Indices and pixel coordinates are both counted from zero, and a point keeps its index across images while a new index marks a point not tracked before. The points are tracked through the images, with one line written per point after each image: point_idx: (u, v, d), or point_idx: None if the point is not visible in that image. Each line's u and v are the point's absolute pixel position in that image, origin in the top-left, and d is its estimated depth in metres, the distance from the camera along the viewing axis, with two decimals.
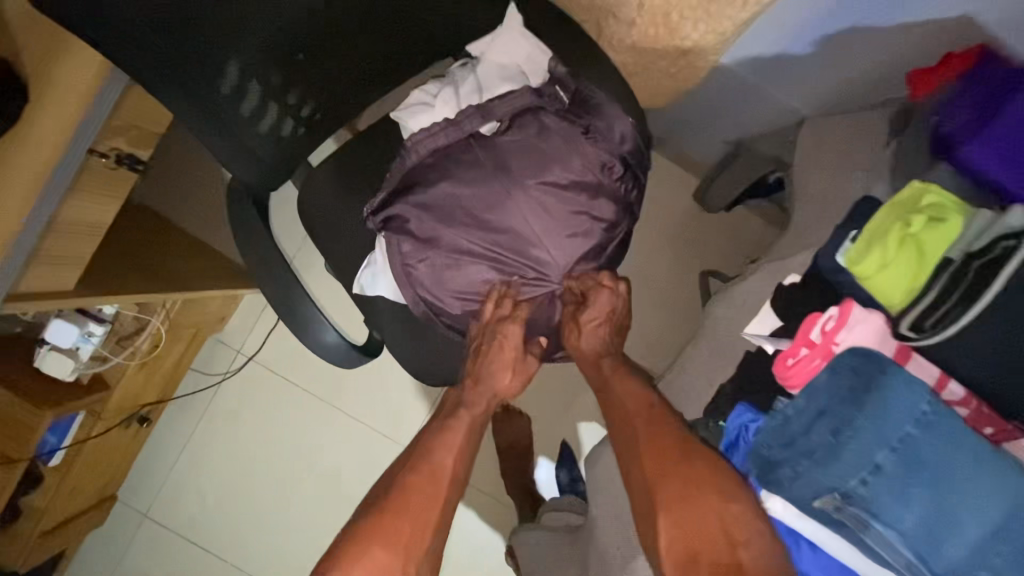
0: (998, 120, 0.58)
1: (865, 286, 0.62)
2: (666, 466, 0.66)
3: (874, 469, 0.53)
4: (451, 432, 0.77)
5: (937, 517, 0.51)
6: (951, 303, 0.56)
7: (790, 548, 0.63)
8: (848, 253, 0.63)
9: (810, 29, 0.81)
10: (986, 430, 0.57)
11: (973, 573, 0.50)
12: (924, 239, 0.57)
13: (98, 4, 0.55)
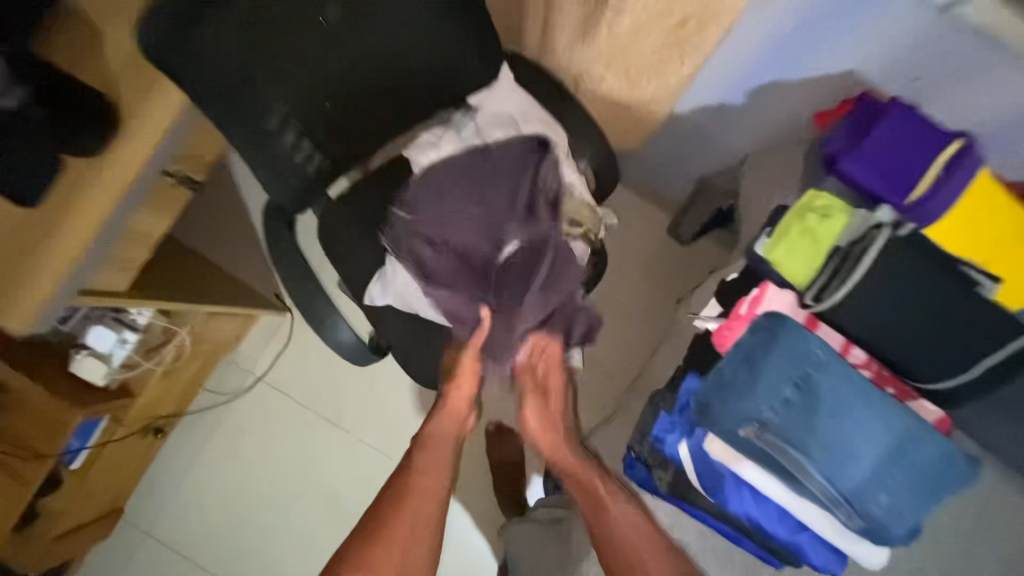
0: (868, 145, 0.79)
1: (778, 270, 0.82)
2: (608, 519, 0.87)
3: (783, 400, 0.77)
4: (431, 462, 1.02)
5: (835, 437, 0.75)
6: (838, 277, 0.79)
7: (734, 492, 0.80)
8: (764, 244, 0.83)
9: (739, 81, 0.91)
10: (890, 389, 0.79)
11: (866, 476, 0.74)
12: (818, 230, 0.79)
13: (183, 53, 0.73)
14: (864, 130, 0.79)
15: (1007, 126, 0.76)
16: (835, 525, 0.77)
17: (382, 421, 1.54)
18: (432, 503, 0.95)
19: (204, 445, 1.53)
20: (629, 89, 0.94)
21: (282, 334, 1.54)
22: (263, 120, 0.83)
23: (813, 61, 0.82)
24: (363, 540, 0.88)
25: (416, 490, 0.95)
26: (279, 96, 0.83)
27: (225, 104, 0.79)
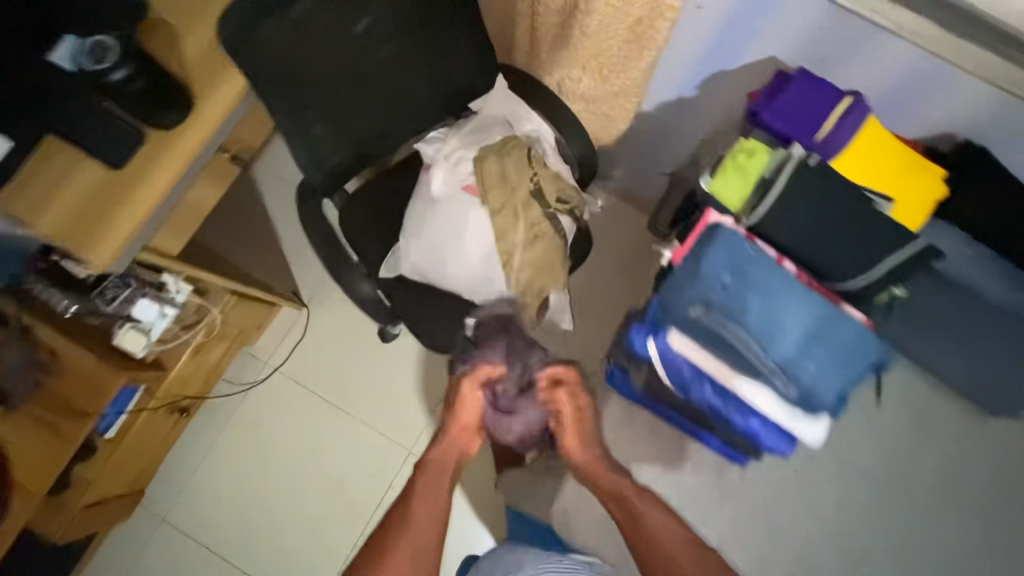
0: (783, 100, 0.95)
1: (719, 198, 1.01)
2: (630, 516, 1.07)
3: (724, 291, 1.00)
4: (429, 493, 1.08)
5: (767, 316, 0.99)
6: (764, 195, 0.97)
7: (696, 373, 1.02)
8: (706, 181, 1.01)
9: (691, 76, 1.07)
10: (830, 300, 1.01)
11: (792, 342, 0.99)
12: (746, 162, 0.97)
13: (250, 47, 0.89)
14: (774, 92, 0.96)
15: (904, 88, 0.93)
16: (773, 399, 0.98)
17: (389, 411, 1.64)
18: (433, 526, 1.03)
19: (220, 434, 1.62)
20: (601, 89, 1.13)
21: (296, 328, 1.67)
22: (307, 111, 1.02)
23: (746, 50, 0.98)
24: (374, 558, 0.98)
25: (416, 516, 1.04)
26: (320, 92, 1.02)
27: (280, 99, 0.97)
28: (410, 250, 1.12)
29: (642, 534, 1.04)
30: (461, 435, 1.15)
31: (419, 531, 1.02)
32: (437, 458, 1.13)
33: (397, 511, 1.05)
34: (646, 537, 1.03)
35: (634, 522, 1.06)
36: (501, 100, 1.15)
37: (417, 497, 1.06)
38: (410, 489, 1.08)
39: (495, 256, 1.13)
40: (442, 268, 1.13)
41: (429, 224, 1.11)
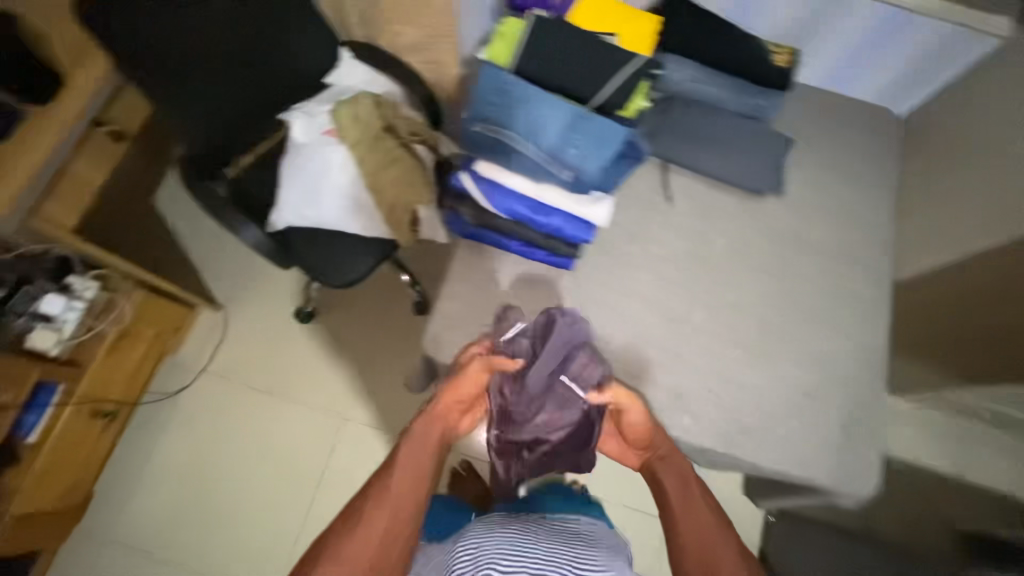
0: None
1: (495, 58, 0.98)
2: (699, 529, 0.84)
3: (495, 111, 0.92)
4: (404, 478, 0.85)
5: (533, 119, 0.92)
6: (532, 41, 0.96)
7: (500, 197, 0.94)
8: (486, 50, 0.98)
9: (481, 7, 1.33)
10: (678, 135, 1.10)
11: (567, 135, 0.91)
12: (507, 29, 0.99)
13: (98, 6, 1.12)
14: None
15: None
16: (566, 196, 0.94)
17: (322, 389, 1.71)
18: (411, 503, 0.84)
19: (156, 444, 1.66)
20: (424, 35, 1.36)
21: (217, 332, 1.75)
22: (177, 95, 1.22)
23: None
24: (347, 516, 0.81)
25: (393, 493, 0.83)
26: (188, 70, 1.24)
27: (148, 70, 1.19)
28: (286, 195, 1.26)
29: (687, 509, 0.86)
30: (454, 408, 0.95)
31: (391, 511, 0.82)
32: (425, 425, 0.92)
33: (371, 486, 0.84)
34: (693, 513, 0.86)
35: (685, 499, 0.88)
36: (352, 69, 1.40)
37: (397, 465, 0.86)
38: (388, 462, 0.87)
39: (362, 185, 1.30)
40: (320, 203, 1.28)
41: (301, 167, 1.28)
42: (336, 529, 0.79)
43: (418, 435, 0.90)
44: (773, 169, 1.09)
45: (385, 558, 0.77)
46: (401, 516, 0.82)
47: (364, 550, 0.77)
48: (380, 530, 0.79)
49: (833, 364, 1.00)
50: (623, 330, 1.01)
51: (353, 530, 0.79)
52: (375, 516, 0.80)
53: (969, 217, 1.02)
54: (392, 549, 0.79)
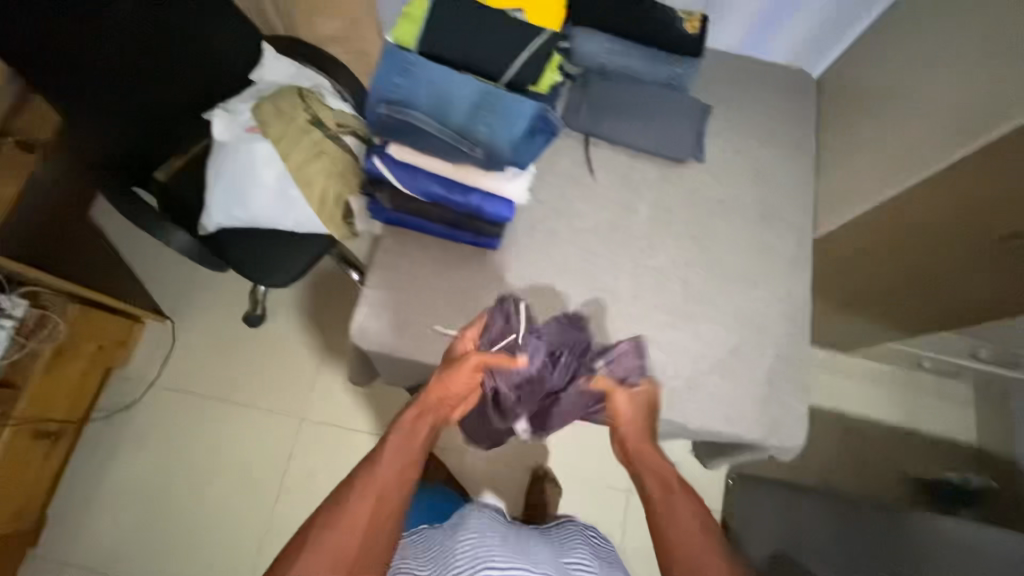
0: None
1: (402, 41, 0.97)
2: (685, 529, 0.83)
3: (399, 90, 0.89)
4: (392, 469, 0.83)
5: (439, 97, 0.90)
6: (437, 23, 0.96)
7: (416, 178, 0.93)
8: (393, 33, 0.97)
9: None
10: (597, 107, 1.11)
11: (475, 112, 0.90)
12: (413, 10, 0.97)
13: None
14: None
15: None
16: (482, 173, 0.93)
17: (279, 391, 1.69)
18: (397, 493, 0.82)
19: (110, 462, 1.62)
20: (345, 24, 1.36)
21: (166, 341, 1.72)
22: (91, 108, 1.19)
23: None
24: (331, 507, 0.79)
25: (378, 483, 0.82)
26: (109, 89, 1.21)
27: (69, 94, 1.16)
28: (213, 196, 1.26)
29: (671, 510, 0.85)
30: (446, 400, 0.92)
31: (374, 501, 0.80)
32: (414, 417, 0.90)
33: (355, 476, 0.83)
34: (676, 513, 0.85)
35: (669, 498, 0.86)
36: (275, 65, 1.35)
37: (383, 456, 0.85)
38: (375, 452, 0.85)
39: (289, 179, 1.27)
40: (246, 201, 1.25)
41: (226, 166, 1.25)
42: (318, 520, 0.78)
43: (407, 428, 0.89)
44: (692, 135, 1.11)
45: (367, 552, 0.76)
46: (385, 510, 0.80)
47: (345, 541, 0.76)
48: (361, 524, 0.78)
49: (757, 319, 1.03)
50: (554, 302, 1.02)
51: (333, 522, 0.77)
52: (358, 510, 0.78)
53: (877, 167, 1.05)
54: (375, 543, 0.77)
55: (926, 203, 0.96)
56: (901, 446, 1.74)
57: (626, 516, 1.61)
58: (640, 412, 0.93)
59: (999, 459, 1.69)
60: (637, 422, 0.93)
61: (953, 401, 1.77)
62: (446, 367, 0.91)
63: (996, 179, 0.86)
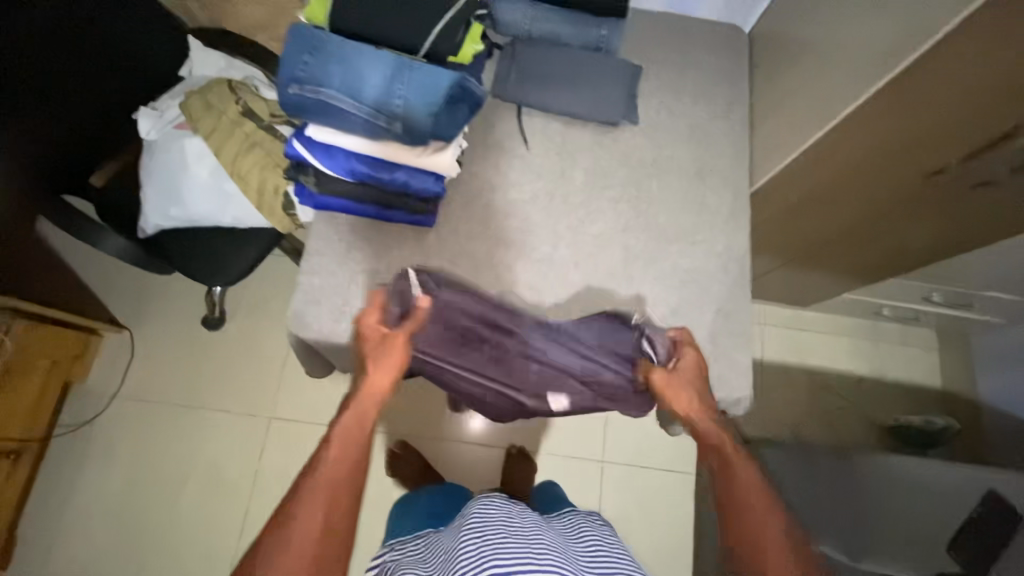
0: None
1: (316, 20, 0.95)
2: (752, 503, 0.82)
3: (307, 69, 0.86)
4: (336, 467, 0.82)
5: (349, 72, 0.86)
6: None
7: (337, 158, 0.92)
8: (307, 13, 0.95)
9: None
10: (526, 75, 1.09)
11: (390, 86, 0.87)
12: None
13: None
14: None
15: None
16: (404, 148, 0.91)
17: (246, 393, 1.67)
18: (346, 489, 0.81)
19: (77, 481, 1.59)
20: (268, 10, 1.32)
21: (125, 351, 1.69)
22: (24, 129, 1.16)
23: None
24: (280, 519, 0.77)
25: (325, 485, 0.80)
26: (38, 96, 1.17)
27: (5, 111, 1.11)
28: (149, 197, 1.23)
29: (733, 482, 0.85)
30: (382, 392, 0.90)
31: (322, 500, 0.79)
32: (352, 418, 0.87)
33: (300, 485, 0.80)
34: (744, 487, 0.84)
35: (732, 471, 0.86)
36: (203, 58, 1.32)
37: (325, 461, 0.83)
38: (316, 461, 0.83)
39: (223, 175, 1.24)
40: (182, 201, 1.23)
41: (158, 166, 1.23)
42: (271, 534, 0.76)
43: (347, 426, 0.86)
44: (623, 97, 1.09)
45: (327, 551, 0.75)
46: (339, 508, 0.79)
47: (302, 547, 0.74)
48: (318, 527, 0.76)
49: (698, 277, 1.04)
50: (494, 277, 1.01)
51: (287, 531, 0.75)
52: (310, 514, 0.77)
53: (807, 115, 1.05)
54: (332, 542, 0.76)
55: (852, 141, 0.98)
56: (863, 395, 1.78)
57: (601, 487, 1.63)
58: (690, 387, 0.92)
59: (959, 399, 1.73)
60: (690, 398, 0.92)
61: (911, 346, 1.81)
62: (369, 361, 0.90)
63: (916, 114, 0.86)
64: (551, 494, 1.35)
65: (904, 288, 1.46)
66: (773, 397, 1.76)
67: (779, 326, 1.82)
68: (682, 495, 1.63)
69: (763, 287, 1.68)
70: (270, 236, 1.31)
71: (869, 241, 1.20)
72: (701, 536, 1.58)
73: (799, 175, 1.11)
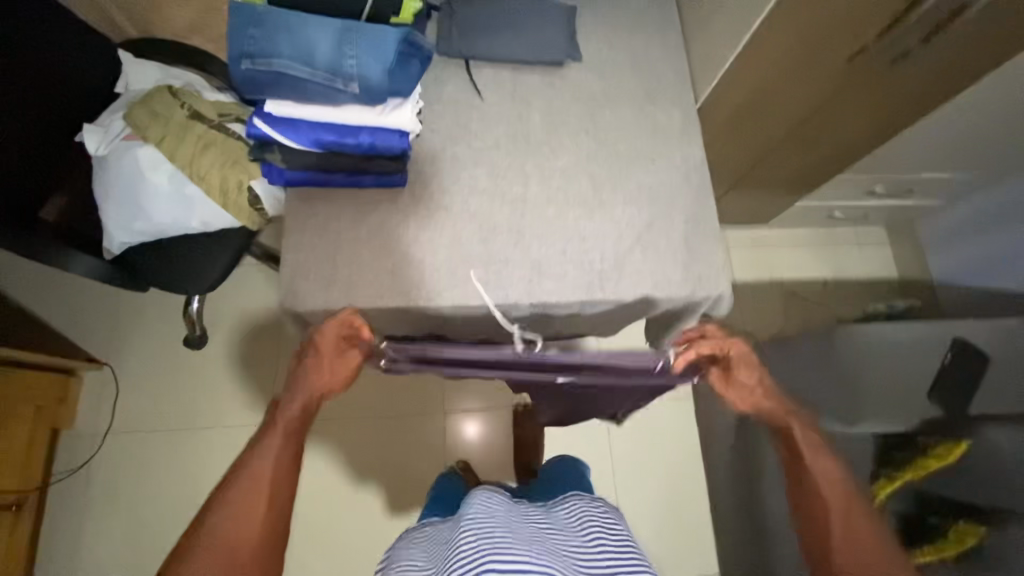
0: None
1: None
2: (854, 530, 0.76)
3: (255, 44, 0.87)
4: (274, 458, 0.78)
5: (297, 41, 0.87)
6: None
7: (300, 129, 0.94)
8: None
9: None
10: (468, 28, 1.12)
11: (340, 48, 0.88)
12: None
13: None
14: None
15: None
16: (365, 108, 0.94)
17: (242, 406, 1.66)
18: (287, 480, 0.78)
19: (81, 525, 1.55)
20: None
21: (109, 386, 1.65)
22: None
23: None
24: (221, 501, 0.74)
25: (265, 474, 0.77)
26: None
27: None
28: (112, 215, 1.22)
29: (844, 518, 0.77)
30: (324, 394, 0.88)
31: (262, 490, 0.75)
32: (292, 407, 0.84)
33: (237, 470, 0.77)
34: (852, 524, 0.77)
35: (846, 514, 0.78)
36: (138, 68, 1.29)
37: (265, 449, 0.79)
38: (253, 448, 0.79)
39: (182, 178, 1.22)
40: (146, 213, 1.22)
41: (114, 180, 1.21)
42: (209, 521, 0.73)
43: (285, 416, 0.83)
44: (563, 36, 1.13)
45: (265, 542, 0.73)
46: (279, 506, 0.76)
47: (238, 536, 0.72)
48: (255, 523, 0.73)
49: (664, 191, 1.10)
50: (472, 223, 1.04)
51: (225, 518, 0.73)
52: (249, 508, 0.74)
53: (734, 25, 1.12)
54: (272, 532, 0.74)
55: (777, 39, 1.05)
56: (829, 296, 1.90)
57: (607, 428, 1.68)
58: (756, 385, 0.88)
59: (916, 283, 1.85)
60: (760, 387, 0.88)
61: (866, 245, 1.93)
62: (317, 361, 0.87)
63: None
64: (571, 460, 1.21)
65: (849, 186, 1.56)
66: (749, 315, 1.85)
67: (745, 248, 1.93)
68: (685, 420, 1.69)
69: (721, 213, 1.77)
70: (245, 231, 1.31)
71: (809, 142, 1.28)
72: (707, 453, 1.66)
73: (736, 85, 1.18)
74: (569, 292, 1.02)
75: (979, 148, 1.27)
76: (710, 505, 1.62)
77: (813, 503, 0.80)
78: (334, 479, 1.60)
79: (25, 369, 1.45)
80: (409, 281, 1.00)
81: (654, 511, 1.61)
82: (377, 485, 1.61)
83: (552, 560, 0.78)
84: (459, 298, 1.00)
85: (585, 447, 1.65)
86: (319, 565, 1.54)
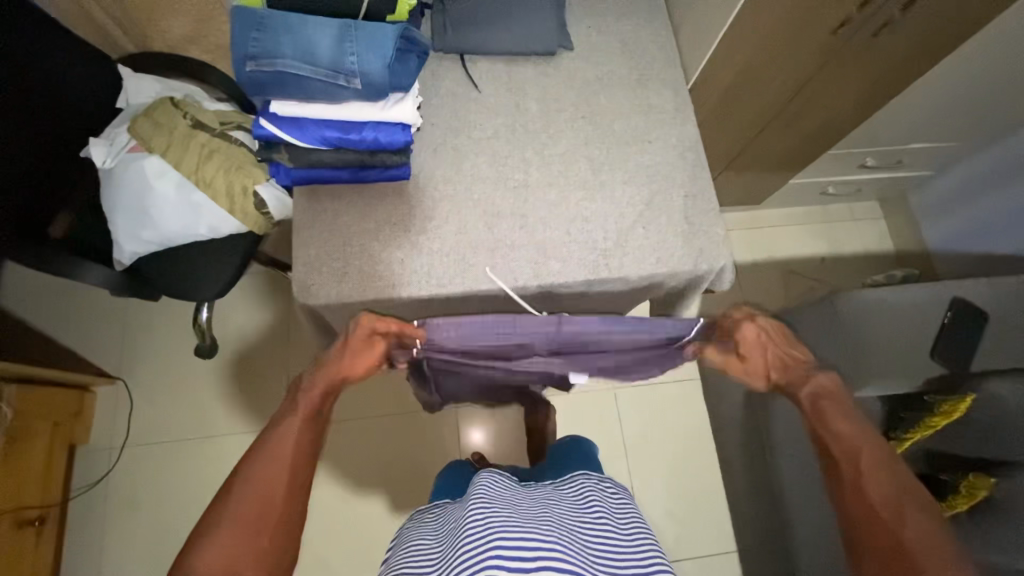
0: None
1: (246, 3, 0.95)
2: (875, 490, 0.75)
3: (258, 45, 0.90)
4: (295, 438, 0.82)
5: (299, 40, 0.90)
6: None
7: (306, 128, 0.97)
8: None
9: None
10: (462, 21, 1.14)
11: (341, 45, 0.91)
12: None
13: None
14: None
15: None
16: (368, 104, 0.97)
17: (256, 410, 1.67)
18: (308, 459, 0.81)
19: (103, 537, 1.56)
20: (195, 20, 1.34)
21: (123, 399, 1.66)
22: None
23: None
24: (244, 476, 0.76)
25: (287, 452, 0.80)
26: None
27: None
28: (121, 226, 1.24)
29: (866, 480, 0.76)
30: (344, 379, 0.91)
31: (285, 466, 0.78)
32: (311, 393, 0.88)
33: (259, 447, 0.80)
34: (874, 486, 0.75)
35: (868, 476, 0.76)
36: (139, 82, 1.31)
37: (287, 429, 0.82)
38: (274, 428, 0.82)
39: (189, 185, 1.24)
40: (154, 221, 1.24)
41: (121, 192, 1.23)
42: (232, 493, 0.75)
43: (306, 401, 0.86)
44: (554, 25, 1.16)
45: (287, 517, 0.75)
46: (300, 483, 0.78)
47: (260, 508, 0.74)
48: (277, 498, 0.75)
49: (661, 170, 1.12)
50: (477, 211, 1.07)
51: (249, 491, 0.75)
52: (271, 481, 0.76)
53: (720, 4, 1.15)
54: (293, 508, 0.76)
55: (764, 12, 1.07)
56: (828, 272, 1.92)
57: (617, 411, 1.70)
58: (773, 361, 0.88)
59: (912, 254, 1.88)
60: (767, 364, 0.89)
61: (861, 219, 1.96)
62: (342, 349, 0.90)
63: None
64: (580, 439, 1.23)
65: (843, 160, 1.59)
66: (751, 294, 1.88)
67: (742, 230, 1.96)
68: (693, 401, 1.70)
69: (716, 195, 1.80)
70: (251, 235, 1.33)
71: (802, 117, 1.31)
72: (718, 431, 1.68)
73: (726, 61, 1.21)
74: (574, 272, 1.04)
75: (969, 111, 1.29)
76: (724, 481, 1.64)
77: (834, 465, 0.80)
78: (351, 478, 1.62)
79: (42, 384, 1.47)
80: (419, 270, 1.03)
81: (669, 491, 1.62)
82: (395, 481, 1.62)
83: (563, 537, 0.78)
84: (468, 283, 1.03)
85: (598, 432, 1.66)
86: (341, 564, 1.55)
